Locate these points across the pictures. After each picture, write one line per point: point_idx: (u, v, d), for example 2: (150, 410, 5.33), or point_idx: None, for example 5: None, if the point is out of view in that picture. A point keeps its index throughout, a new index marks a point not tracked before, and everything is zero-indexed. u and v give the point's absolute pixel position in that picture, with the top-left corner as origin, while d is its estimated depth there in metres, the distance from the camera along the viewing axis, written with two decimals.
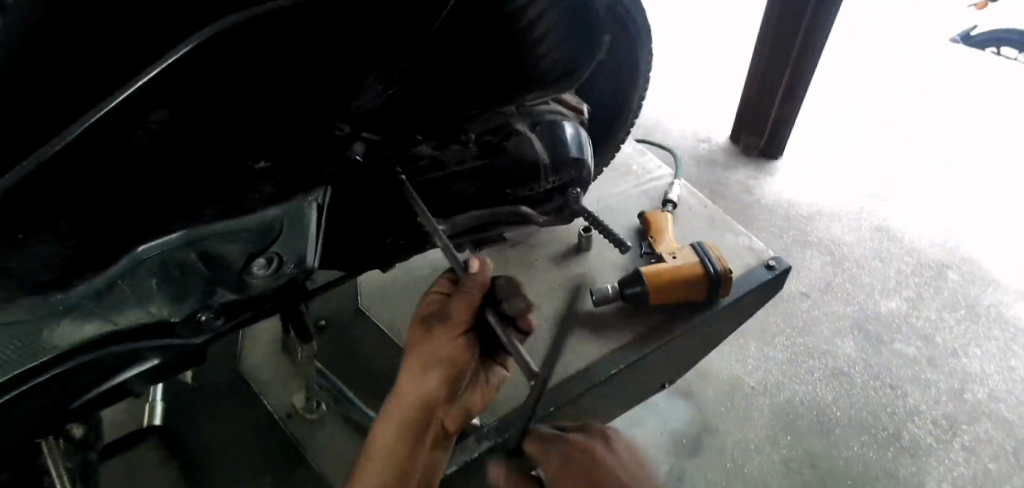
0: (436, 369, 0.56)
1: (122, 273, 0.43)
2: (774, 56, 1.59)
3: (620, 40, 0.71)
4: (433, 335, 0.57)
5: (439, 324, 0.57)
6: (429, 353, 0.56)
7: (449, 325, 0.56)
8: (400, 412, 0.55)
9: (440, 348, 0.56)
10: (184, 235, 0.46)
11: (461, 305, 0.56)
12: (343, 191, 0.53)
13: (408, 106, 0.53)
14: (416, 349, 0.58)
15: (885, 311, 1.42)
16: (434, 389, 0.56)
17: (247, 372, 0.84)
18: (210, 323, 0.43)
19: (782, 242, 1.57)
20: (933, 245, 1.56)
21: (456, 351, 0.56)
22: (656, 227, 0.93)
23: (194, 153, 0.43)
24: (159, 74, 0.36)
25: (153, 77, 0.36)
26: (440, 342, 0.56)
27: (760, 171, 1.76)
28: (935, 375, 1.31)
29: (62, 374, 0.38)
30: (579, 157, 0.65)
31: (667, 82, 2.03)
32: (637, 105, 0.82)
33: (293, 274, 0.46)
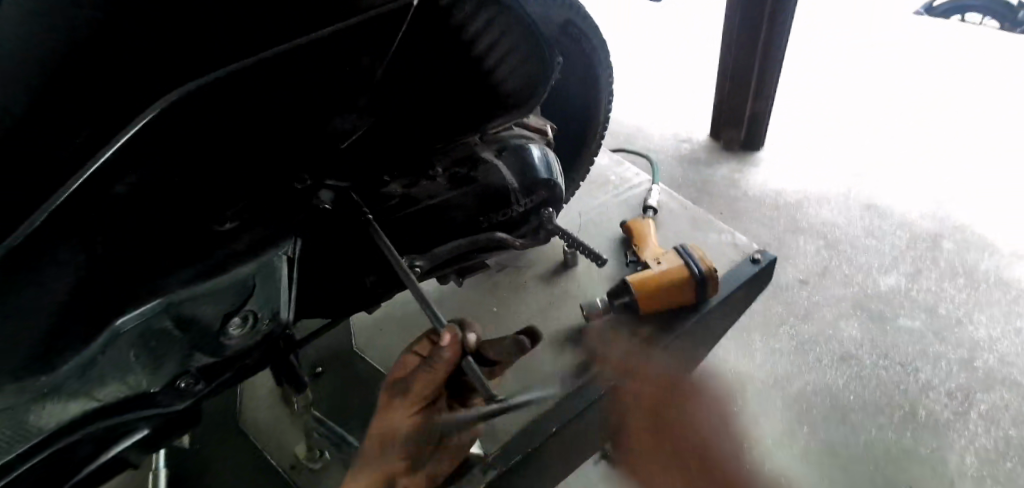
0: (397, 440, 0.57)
1: (102, 346, 0.43)
2: (741, 51, 1.61)
3: (577, 61, 0.73)
4: (396, 408, 0.57)
5: (403, 396, 0.57)
6: (390, 428, 0.57)
7: (410, 400, 0.56)
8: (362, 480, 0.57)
9: (404, 417, 0.57)
10: (162, 301, 0.45)
11: (423, 382, 0.55)
12: (315, 237, 0.54)
13: (372, 147, 0.54)
14: (378, 418, 0.58)
15: (885, 288, 1.42)
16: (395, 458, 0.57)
17: (249, 425, 0.84)
18: (192, 388, 0.45)
19: (773, 232, 1.57)
20: (923, 216, 1.57)
21: (422, 417, 0.57)
22: (639, 235, 0.94)
23: (162, 217, 0.43)
24: (125, 144, 0.36)
25: (121, 148, 0.36)
26: (399, 413, 0.57)
27: (743, 164, 1.77)
28: (943, 346, 1.30)
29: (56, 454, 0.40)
30: (549, 177, 0.66)
31: (641, 88, 2.05)
32: (604, 117, 0.83)
33: (270, 328, 0.48)
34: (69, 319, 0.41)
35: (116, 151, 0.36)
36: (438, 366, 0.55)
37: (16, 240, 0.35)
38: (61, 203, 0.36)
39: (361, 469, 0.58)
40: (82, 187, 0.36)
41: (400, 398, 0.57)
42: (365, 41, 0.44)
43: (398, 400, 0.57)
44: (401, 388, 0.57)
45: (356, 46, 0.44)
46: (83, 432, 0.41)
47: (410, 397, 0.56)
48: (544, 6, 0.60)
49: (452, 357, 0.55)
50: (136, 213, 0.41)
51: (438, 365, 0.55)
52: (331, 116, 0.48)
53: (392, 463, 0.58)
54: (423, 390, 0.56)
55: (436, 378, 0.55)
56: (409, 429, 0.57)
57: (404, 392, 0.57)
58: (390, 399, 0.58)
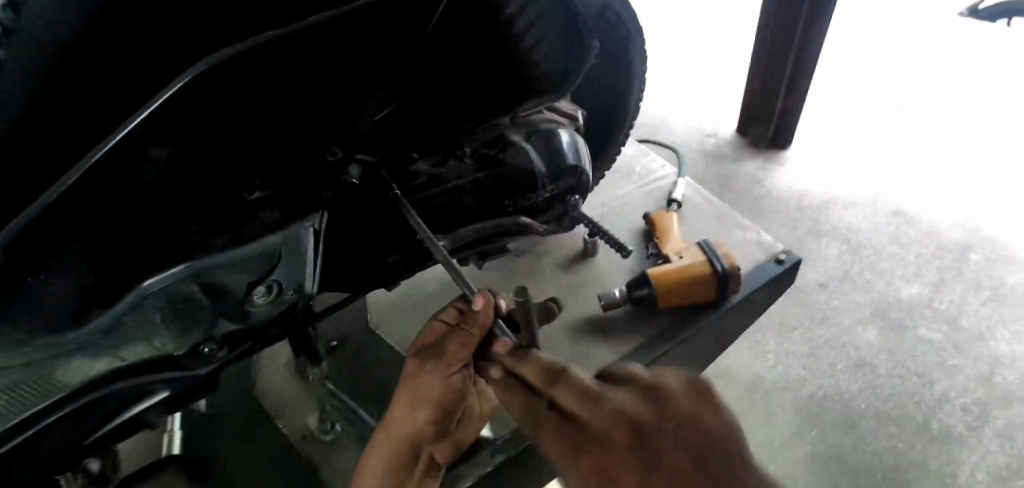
0: (427, 409, 0.56)
1: (130, 307, 0.43)
2: (775, 47, 1.57)
3: (611, 45, 0.71)
4: (423, 374, 0.56)
5: (435, 363, 0.55)
6: (421, 393, 0.55)
7: (443, 365, 0.55)
8: (386, 450, 0.56)
9: (437, 388, 0.55)
10: (188, 267, 0.45)
11: (459, 345, 0.55)
12: (341, 213, 0.53)
13: (404, 125, 0.53)
14: (408, 382, 0.56)
15: (906, 297, 1.39)
16: (423, 426, 0.56)
17: (263, 395, 0.84)
18: (212, 354, 0.45)
19: (796, 234, 1.54)
20: (951, 226, 1.53)
21: (455, 389, 0.56)
22: (661, 227, 0.92)
23: (190, 187, 0.43)
24: (153, 113, 0.36)
25: (148, 117, 0.36)
26: (431, 377, 0.55)
27: (768, 162, 1.74)
28: (962, 360, 1.28)
29: (82, 406, 0.40)
30: (577, 164, 0.65)
31: (669, 79, 2.01)
32: (634, 107, 0.82)
33: (294, 300, 0.48)
34: (98, 283, 0.42)
35: (152, 112, 0.36)
36: (470, 332, 0.55)
37: (44, 207, 0.36)
38: (94, 163, 0.36)
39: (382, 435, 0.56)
40: (109, 152, 0.36)
41: (432, 363, 0.56)
42: (398, 17, 0.44)
43: (427, 366, 0.56)
44: (431, 354, 0.56)
45: (390, 21, 0.43)
46: (99, 394, 0.41)
47: (443, 362, 0.55)
48: None
49: (490, 319, 0.55)
50: (169, 181, 0.41)
51: (472, 328, 0.55)
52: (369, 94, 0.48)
53: (422, 426, 0.56)
54: (457, 357, 0.55)
55: (472, 344, 0.55)
56: (442, 395, 0.55)
57: (436, 359, 0.55)
58: (417, 366, 0.56)
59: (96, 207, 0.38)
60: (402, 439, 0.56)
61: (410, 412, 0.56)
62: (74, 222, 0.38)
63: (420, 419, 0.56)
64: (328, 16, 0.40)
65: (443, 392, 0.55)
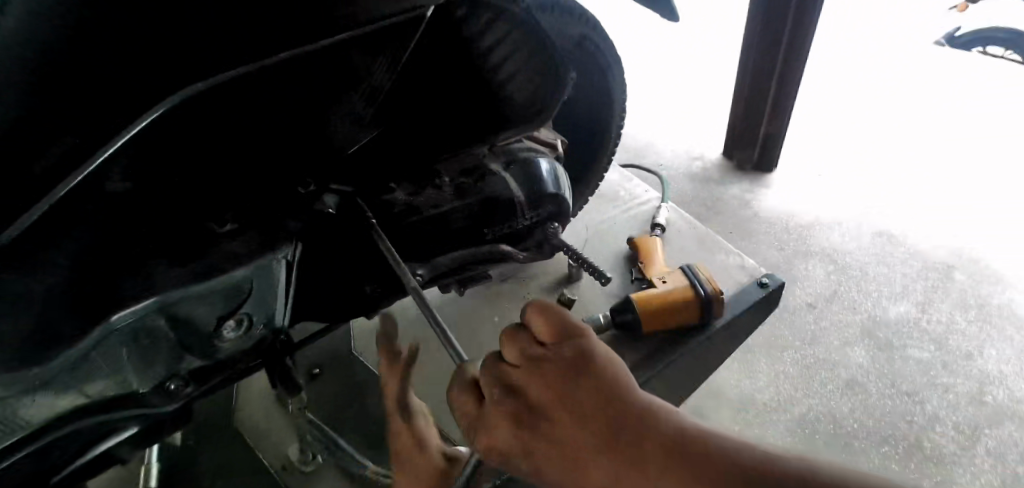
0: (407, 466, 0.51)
1: (95, 342, 0.42)
2: (757, 73, 1.61)
3: (591, 75, 0.72)
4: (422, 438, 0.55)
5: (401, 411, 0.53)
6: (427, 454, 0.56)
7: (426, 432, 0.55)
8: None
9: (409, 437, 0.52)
10: (155, 301, 0.43)
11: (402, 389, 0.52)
12: (316, 245, 0.52)
13: (380, 153, 0.54)
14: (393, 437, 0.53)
15: (893, 316, 1.40)
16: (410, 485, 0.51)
17: (243, 425, 0.83)
18: (178, 391, 0.45)
19: (783, 254, 1.55)
20: (936, 246, 1.55)
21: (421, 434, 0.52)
22: (645, 252, 0.93)
23: (161, 218, 0.43)
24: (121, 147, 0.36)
25: (116, 150, 0.36)
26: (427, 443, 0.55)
27: (755, 184, 1.75)
28: (950, 379, 1.28)
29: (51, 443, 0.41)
30: (556, 191, 0.66)
31: (656, 103, 2.04)
32: (616, 131, 0.82)
33: (262, 335, 0.48)
34: (68, 312, 0.40)
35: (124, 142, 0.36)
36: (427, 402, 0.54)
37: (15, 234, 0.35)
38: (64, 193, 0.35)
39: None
40: (77, 187, 0.36)
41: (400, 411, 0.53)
42: (371, 46, 0.43)
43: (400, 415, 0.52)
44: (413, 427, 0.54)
45: (361, 51, 0.43)
46: (75, 426, 0.41)
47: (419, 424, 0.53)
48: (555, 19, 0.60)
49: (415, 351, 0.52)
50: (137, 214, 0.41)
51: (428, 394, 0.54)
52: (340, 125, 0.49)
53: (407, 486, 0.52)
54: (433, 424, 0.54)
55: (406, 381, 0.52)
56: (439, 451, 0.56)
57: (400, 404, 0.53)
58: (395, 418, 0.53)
59: (60, 240, 0.37)
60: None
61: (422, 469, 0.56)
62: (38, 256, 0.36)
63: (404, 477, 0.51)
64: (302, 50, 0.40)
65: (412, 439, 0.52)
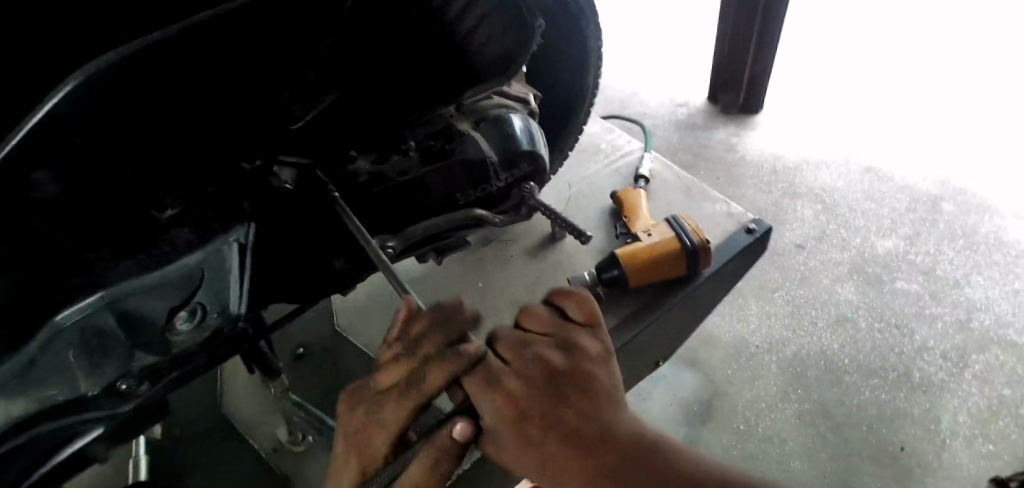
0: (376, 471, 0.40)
1: (43, 345, 0.38)
2: (739, 10, 1.54)
3: (560, 21, 0.67)
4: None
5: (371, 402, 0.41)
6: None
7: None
8: None
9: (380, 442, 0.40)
10: (105, 294, 0.40)
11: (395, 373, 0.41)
12: (272, 223, 0.49)
13: (335, 121, 0.49)
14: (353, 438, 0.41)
15: (883, 251, 1.39)
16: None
17: (230, 413, 0.82)
18: (136, 390, 0.39)
19: (771, 197, 1.53)
20: (924, 178, 1.53)
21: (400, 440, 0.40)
22: (629, 205, 0.90)
23: (103, 208, 0.40)
24: (51, 114, 0.33)
25: (44, 118, 0.33)
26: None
27: (741, 127, 1.72)
28: (940, 309, 1.28)
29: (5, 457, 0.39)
30: (532, 149, 0.62)
31: (635, 50, 1.98)
32: (594, 82, 0.77)
33: (218, 325, 0.42)
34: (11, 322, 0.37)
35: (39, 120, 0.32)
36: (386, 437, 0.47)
37: None
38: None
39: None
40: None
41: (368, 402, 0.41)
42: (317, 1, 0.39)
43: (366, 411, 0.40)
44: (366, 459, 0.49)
45: (307, 6, 0.39)
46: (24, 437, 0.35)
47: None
48: None
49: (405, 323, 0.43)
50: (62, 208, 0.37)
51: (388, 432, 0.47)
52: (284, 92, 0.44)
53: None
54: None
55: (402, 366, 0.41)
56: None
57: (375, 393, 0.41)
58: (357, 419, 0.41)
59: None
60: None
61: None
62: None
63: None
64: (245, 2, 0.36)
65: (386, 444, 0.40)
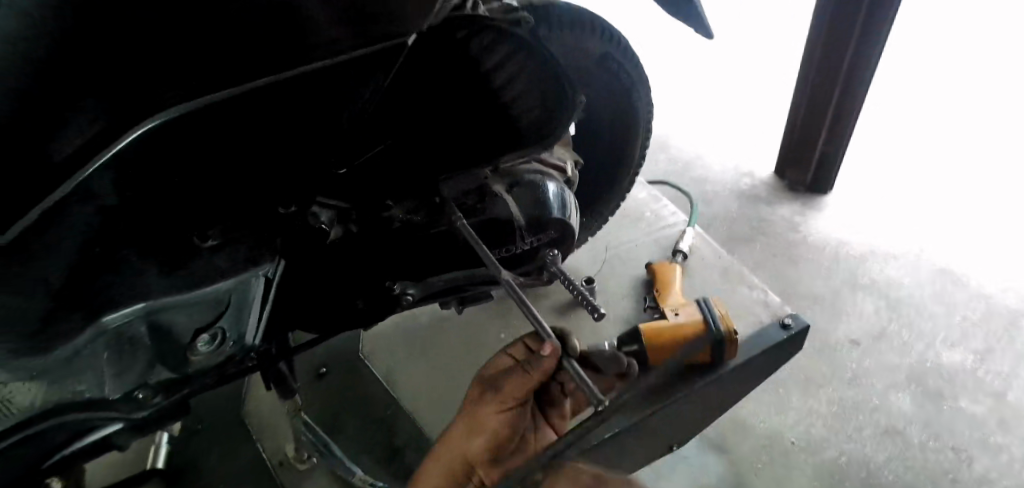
0: (483, 436, 0.52)
1: (88, 341, 0.42)
2: (817, 88, 1.52)
3: (614, 92, 0.71)
4: (486, 398, 0.53)
5: (493, 392, 0.53)
6: (479, 421, 0.52)
7: (500, 398, 0.52)
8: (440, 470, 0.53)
9: (492, 419, 0.52)
10: (144, 305, 0.44)
11: (517, 379, 0.52)
12: (300, 262, 0.53)
13: (380, 170, 0.55)
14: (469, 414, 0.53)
15: (947, 363, 1.30)
16: (477, 450, 0.52)
17: (247, 417, 0.85)
18: (149, 400, 0.45)
19: (830, 284, 1.47)
20: (1005, 290, 1.43)
21: (502, 427, 0.52)
22: (663, 280, 0.89)
23: (154, 230, 0.45)
24: (117, 153, 0.37)
25: (112, 156, 0.37)
26: (491, 412, 0.52)
27: (806, 207, 1.67)
28: (1005, 439, 1.17)
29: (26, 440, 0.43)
30: (562, 216, 0.66)
31: (711, 115, 1.97)
32: (640, 152, 0.80)
33: (233, 353, 0.48)
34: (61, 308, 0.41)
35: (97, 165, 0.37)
36: (538, 372, 0.51)
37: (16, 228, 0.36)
38: (38, 213, 0.36)
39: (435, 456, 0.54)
40: (70, 188, 0.36)
41: (490, 392, 0.53)
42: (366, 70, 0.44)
43: (487, 403, 0.53)
44: (492, 384, 0.53)
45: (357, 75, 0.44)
46: (45, 427, 0.41)
47: (500, 398, 0.52)
48: (580, 33, 0.62)
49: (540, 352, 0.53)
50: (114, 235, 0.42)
51: (537, 369, 0.51)
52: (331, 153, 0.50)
53: (479, 451, 0.52)
54: (513, 394, 0.52)
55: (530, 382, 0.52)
56: (498, 428, 0.52)
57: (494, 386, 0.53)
58: (476, 405, 0.53)
59: (38, 235, 0.37)
60: (463, 454, 0.52)
61: (468, 437, 0.52)
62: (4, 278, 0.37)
63: (477, 444, 0.52)
64: (309, 67, 0.41)
65: (497, 427, 0.52)
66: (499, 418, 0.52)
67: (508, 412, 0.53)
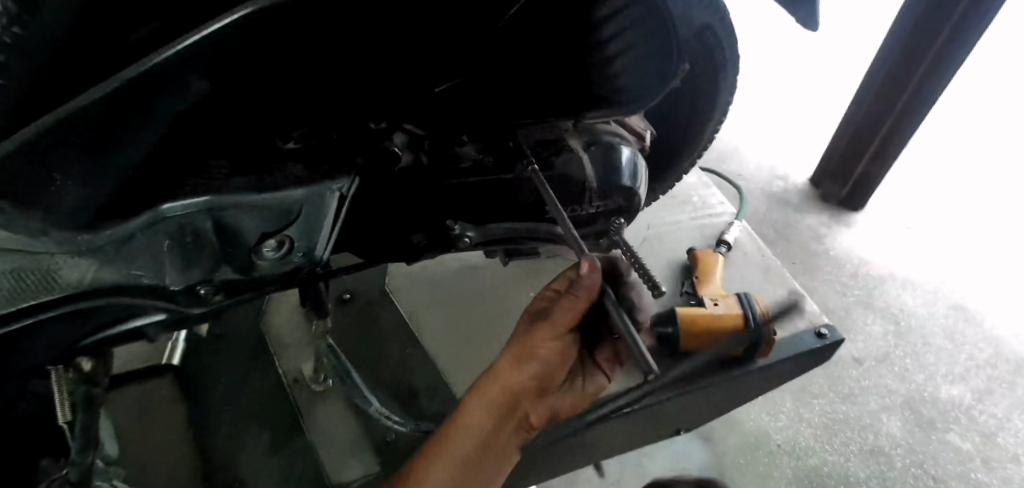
0: (535, 364, 0.52)
1: (143, 226, 0.42)
2: (875, 101, 1.39)
3: (702, 73, 0.67)
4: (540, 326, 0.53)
5: (546, 323, 0.52)
6: (532, 349, 0.52)
7: (551, 326, 0.52)
8: (488, 402, 0.53)
9: (546, 349, 0.52)
10: (210, 200, 0.43)
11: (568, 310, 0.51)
12: (372, 182, 0.51)
13: (462, 104, 0.51)
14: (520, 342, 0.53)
15: (946, 398, 1.22)
16: (528, 382, 0.52)
17: (266, 329, 0.84)
18: (208, 297, 0.44)
19: (844, 301, 1.39)
20: (1016, 337, 1.32)
21: (557, 356, 0.53)
22: (704, 266, 0.87)
23: (230, 134, 0.43)
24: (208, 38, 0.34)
25: (204, 39, 0.34)
26: (545, 338, 0.52)
27: (835, 220, 1.56)
28: (987, 478, 1.11)
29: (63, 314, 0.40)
30: (631, 185, 0.62)
31: (757, 106, 1.83)
32: (712, 131, 0.75)
33: (302, 262, 0.46)
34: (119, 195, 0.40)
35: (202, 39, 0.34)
36: (583, 293, 0.51)
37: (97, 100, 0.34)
38: (130, 78, 0.34)
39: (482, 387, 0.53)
40: (156, 66, 0.34)
41: (543, 324, 0.53)
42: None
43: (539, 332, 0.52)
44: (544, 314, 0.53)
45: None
46: (89, 305, 0.41)
47: (551, 324, 0.52)
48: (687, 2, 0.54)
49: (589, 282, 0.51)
50: (195, 128, 0.40)
51: (583, 290, 0.51)
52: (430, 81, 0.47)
53: (530, 382, 0.53)
54: (564, 323, 0.52)
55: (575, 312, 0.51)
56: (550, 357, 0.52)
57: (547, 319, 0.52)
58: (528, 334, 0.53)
59: (114, 116, 0.35)
60: (509, 387, 0.53)
61: (517, 368, 0.52)
62: (67, 150, 0.35)
63: (529, 374, 0.52)
64: None
65: (551, 357, 0.52)
66: (549, 346, 0.52)
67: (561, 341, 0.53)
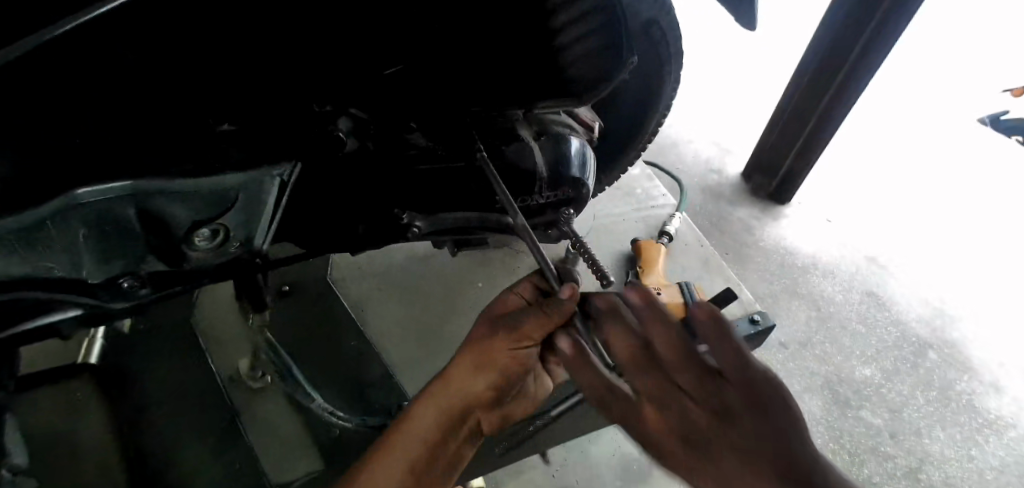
0: (490, 373, 0.52)
1: (54, 213, 0.37)
2: (803, 100, 1.46)
3: (648, 67, 0.68)
4: (500, 334, 0.51)
5: (508, 329, 0.51)
6: (489, 354, 0.52)
7: (517, 334, 0.51)
8: (442, 404, 0.52)
9: (505, 357, 0.51)
10: (131, 186, 0.39)
11: (537, 323, 0.50)
12: (313, 168, 0.48)
13: (413, 94, 0.49)
14: (477, 343, 0.53)
15: (858, 377, 1.31)
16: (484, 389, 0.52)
17: (200, 330, 0.81)
18: (134, 291, 0.42)
19: (771, 289, 1.46)
20: (919, 319, 1.44)
21: (515, 364, 0.52)
22: (647, 257, 0.89)
23: (156, 115, 0.40)
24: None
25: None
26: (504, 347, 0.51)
27: (765, 212, 1.64)
28: (894, 449, 1.20)
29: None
30: (580, 176, 0.62)
31: (695, 103, 1.89)
32: (655, 124, 0.76)
33: (237, 253, 0.44)
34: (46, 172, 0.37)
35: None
36: (561, 315, 0.49)
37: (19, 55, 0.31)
38: (70, 28, 0.32)
39: (437, 384, 0.53)
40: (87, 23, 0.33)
41: (504, 329, 0.51)
42: None
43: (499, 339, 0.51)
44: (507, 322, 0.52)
45: None
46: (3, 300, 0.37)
47: (516, 336, 0.51)
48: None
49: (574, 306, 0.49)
50: (121, 96, 0.37)
51: (559, 313, 0.49)
52: (378, 63, 0.45)
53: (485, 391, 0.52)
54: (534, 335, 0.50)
55: (547, 324, 0.49)
56: (509, 365, 0.51)
57: (510, 326, 0.51)
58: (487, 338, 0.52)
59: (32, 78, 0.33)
60: (465, 392, 0.52)
61: (473, 373, 0.52)
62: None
63: (483, 382, 0.52)
64: None
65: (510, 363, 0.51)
66: (511, 355, 0.51)
67: (524, 351, 0.51)
